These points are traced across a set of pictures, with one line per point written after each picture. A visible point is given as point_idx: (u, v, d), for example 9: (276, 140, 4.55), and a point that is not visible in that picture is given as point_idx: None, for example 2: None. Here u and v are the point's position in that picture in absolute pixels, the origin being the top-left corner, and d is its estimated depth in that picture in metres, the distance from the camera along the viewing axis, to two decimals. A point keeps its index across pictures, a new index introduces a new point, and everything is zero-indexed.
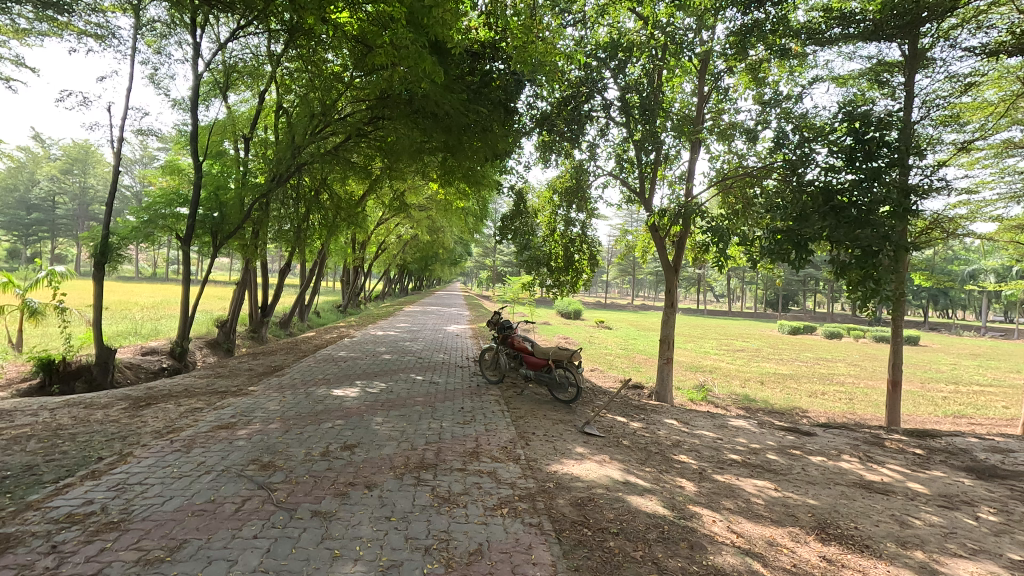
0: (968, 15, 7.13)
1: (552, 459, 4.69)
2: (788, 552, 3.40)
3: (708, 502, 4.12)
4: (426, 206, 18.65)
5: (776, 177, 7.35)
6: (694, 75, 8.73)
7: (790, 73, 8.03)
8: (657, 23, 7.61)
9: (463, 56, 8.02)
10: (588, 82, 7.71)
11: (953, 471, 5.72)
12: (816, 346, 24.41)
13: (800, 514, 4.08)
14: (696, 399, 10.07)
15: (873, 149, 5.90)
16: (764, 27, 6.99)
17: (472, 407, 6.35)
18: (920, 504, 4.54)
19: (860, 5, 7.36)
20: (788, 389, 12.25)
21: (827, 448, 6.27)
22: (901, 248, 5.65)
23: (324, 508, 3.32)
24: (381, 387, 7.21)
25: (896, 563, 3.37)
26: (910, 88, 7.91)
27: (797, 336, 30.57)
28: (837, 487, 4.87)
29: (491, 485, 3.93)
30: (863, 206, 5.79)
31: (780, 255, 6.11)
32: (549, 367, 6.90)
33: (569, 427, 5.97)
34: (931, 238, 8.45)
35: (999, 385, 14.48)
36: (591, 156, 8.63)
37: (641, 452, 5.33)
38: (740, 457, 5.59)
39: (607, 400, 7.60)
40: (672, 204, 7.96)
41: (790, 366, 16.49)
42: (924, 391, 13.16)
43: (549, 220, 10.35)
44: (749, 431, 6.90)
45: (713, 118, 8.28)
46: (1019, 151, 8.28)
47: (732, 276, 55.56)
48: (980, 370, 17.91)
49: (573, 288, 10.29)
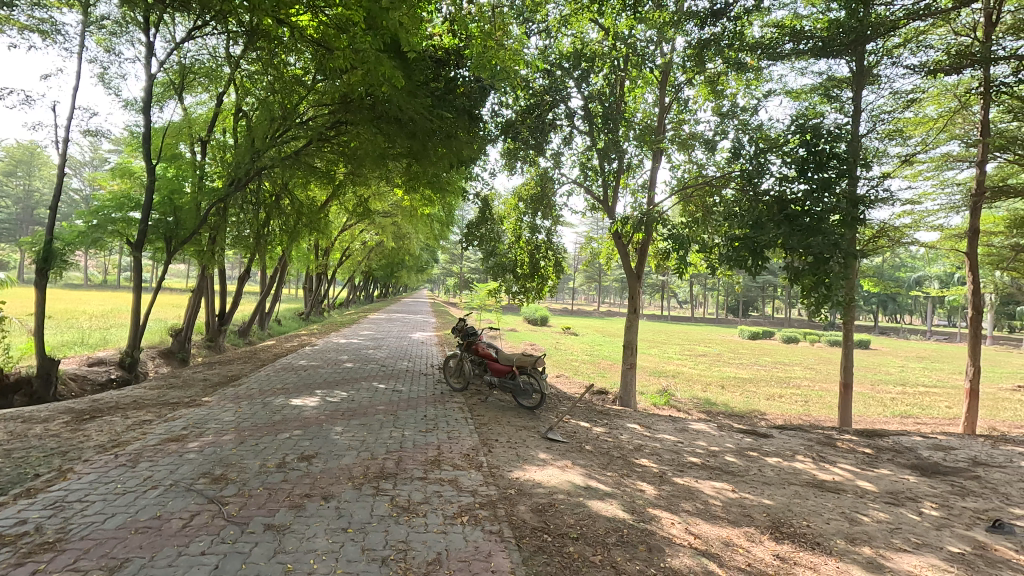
0: (910, 35, 7.56)
1: (515, 465, 4.68)
2: (743, 552, 3.48)
3: (667, 505, 4.18)
4: (389, 212, 18.37)
5: (734, 186, 7.63)
6: (656, 86, 8.96)
7: (747, 86, 8.34)
8: (618, 35, 7.81)
9: (427, 62, 7.98)
10: (552, 91, 7.86)
11: (899, 468, 5.98)
12: (775, 350, 25.25)
13: (756, 514, 4.19)
14: (659, 404, 10.25)
15: (824, 161, 6.17)
16: (721, 42, 7.29)
17: (435, 415, 6.29)
18: (869, 502, 4.72)
19: (811, 23, 7.76)
20: (747, 393, 12.58)
21: (783, 450, 6.48)
22: (852, 255, 5.89)
23: (278, 521, 3.23)
24: (342, 396, 7.07)
25: (846, 560, 3.51)
26: (857, 102, 8.31)
27: (755, 341, 31.57)
28: (791, 487, 5.02)
29: (452, 493, 3.90)
30: (815, 215, 6.04)
31: (738, 262, 6.30)
32: (514, 373, 6.86)
33: (532, 433, 5.97)
34: (878, 246, 8.87)
35: (944, 386, 15.24)
36: (556, 163, 8.75)
37: (603, 457, 5.38)
38: (700, 460, 5.70)
39: (570, 406, 7.63)
40: (635, 212, 8.13)
41: (749, 370, 16.98)
42: (876, 392, 13.74)
43: (515, 226, 10.45)
44: (708, 434, 7.05)
45: (674, 128, 8.57)
46: (958, 165, 8.83)
47: (694, 283, 56.93)
48: (925, 372, 18.83)
49: (539, 293, 10.44)
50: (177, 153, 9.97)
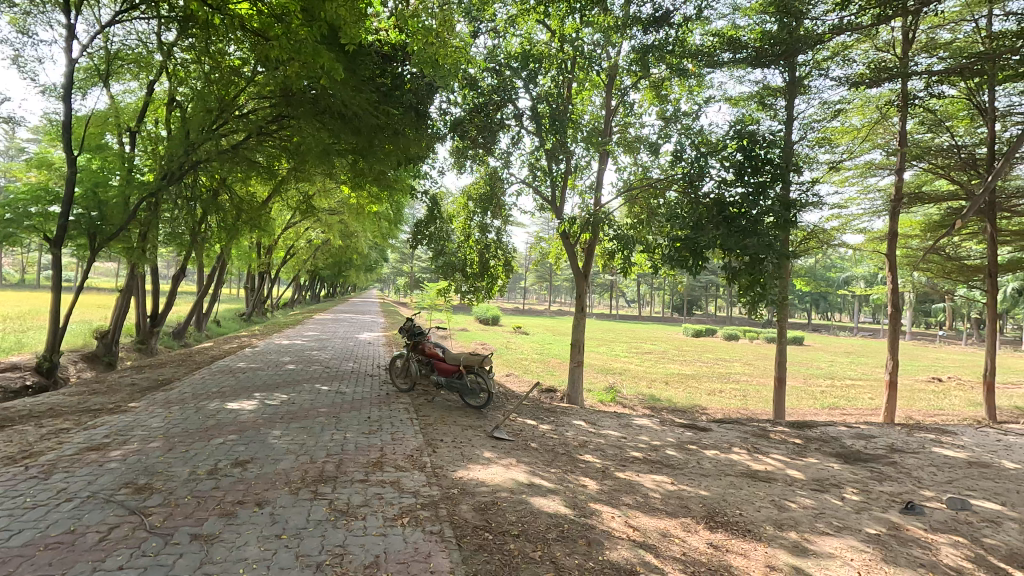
0: (837, 49, 8.04)
1: (459, 465, 4.66)
2: (679, 541, 3.60)
3: (608, 499, 4.28)
4: (336, 210, 17.91)
5: (677, 188, 7.88)
6: (602, 89, 9.14)
7: (689, 92, 8.63)
8: (565, 37, 7.92)
9: (373, 57, 7.83)
10: (500, 91, 7.88)
11: (825, 456, 6.34)
12: (717, 347, 26.28)
13: (692, 505, 4.34)
14: (606, 401, 10.46)
15: (759, 166, 6.46)
16: (664, 48, 7.52)
17: (379, 416, 6.18)
18: (797, 489, 4.99)
19: (749, 34, 8.11)
20: (690, 388, 13.03)
21: (720, 442, 6.74)
22: (785, 256, 6.20)
23: (207, 530, 3.09)
24: (282, 399, 6.83)
25: (773, 544, 3.69)
26: (790, 111, 8.75)
27: (699, 339, 32.76)
28: (726, 478, 5.24)
29: (394, 495, 3.84)
30: (752, 217, 6.33)
31: (679, 262, 6.51)
32: (461, 372, 6.83)
33: (478, 432, 5.96)
34: (809, 247, 9.38)
35: (869, 379, 16.29)
36: (505, 163, 8.77)
37: (548, 454, 5.44)
38: (642, 455, 5.85)
39: (517, 405, 7.67)
40: (583, 212, 8.26)
41: (692, 367, 17.58)
42: (807, 386, 14.53)
43: (464, 226, 10.38)
44: (651, 429, 7.25)
45: (620, 131, 8.77)
46: (880, 173, 9.45)
47: (642, 282, 58.45)
48: (853, 366, 20.06)
49: (488, 293, 10.45)
50: (103, 143, 9.36)
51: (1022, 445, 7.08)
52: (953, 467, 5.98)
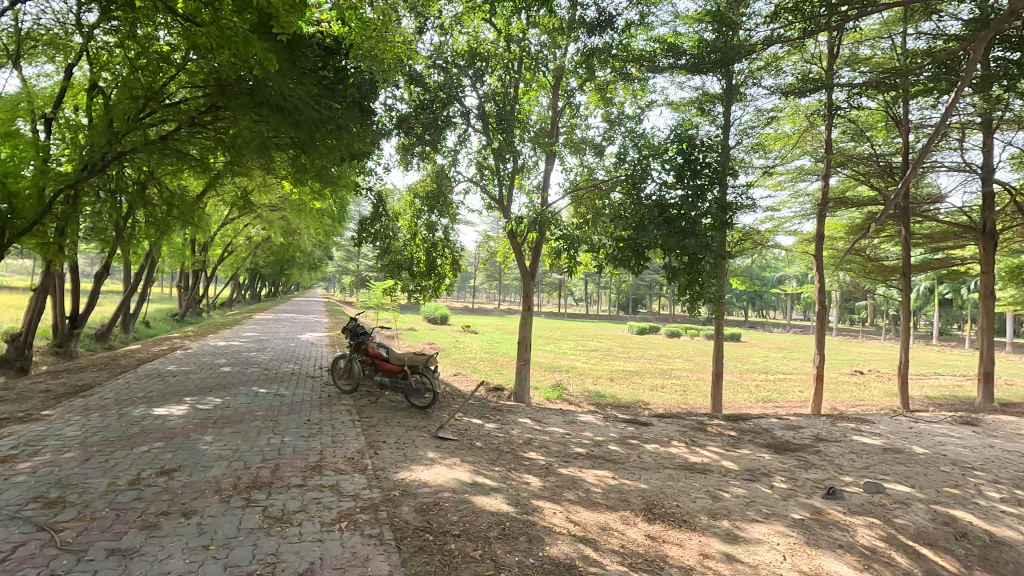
0: (769, 60, 8.46)
1: (401, 466, 4.59)
2: (618, 534, 3.69)
3: (551, 495, 4.33)
4: (276, 206, 17.26)
5: (620, 190, 8.06)
6: (549, 90, 9.23)
7: (633, 96, 8.85)
8: (512, 37, 7.93)
9: (315, 49, 7.58)
10: (446, 89, 7.81)
11: (757, 447, 6.66)
12: (660, 344, 27.13)
13: (631, 498, 4.46)
14: (552, 398, 10.59)
15: (699, 169, 6.69)
16: (608, 52, 7.68)
17: (319, 419, 6.00)
18: (730, 479, 5.22)
19: (689, 41, 8.40)
20: (633, 384, 13.39)
21: (660, 436, 6.96)
22: (721, 256, 6.46)
23: (126, 544, 2.91)
24: (215, 403, 6.52)
25: (706, 533, 3.84)
26: (727, 117, 9.13)
27: (643, 336, 33.73)
28: (665, 471, 5.41)
29: (332, 499, 3.74)
30: (691, 218, 6.56)
31: (623, 261, 6.68)
32: (405, 373, 6.75)
33: (422, 432, 5.90)
34: (745, 248, 9.82)
35: (799, 373, 17.25)
36: (452, 161, 8.70)
37: (493, 453, 5.45)
38: (585, 450, 5.96)
39: (463, 404, 7.64)
40: (529, 212, 8.32)
41: (636, 363, 18.07)
42: (743, 380, 15.23)
43: (411, 225, 10.16)
44: (595, 425, 7.40)
45: (566, 132, 8.88)
46: (809, 178, 9.99)
47: (589, 281, 59.54)
48: (785, 361, 21.16)
49: (436, 292, 10.35)
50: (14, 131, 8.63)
51: (930, 432, 7.69)
52: (870, 454, 6.42)
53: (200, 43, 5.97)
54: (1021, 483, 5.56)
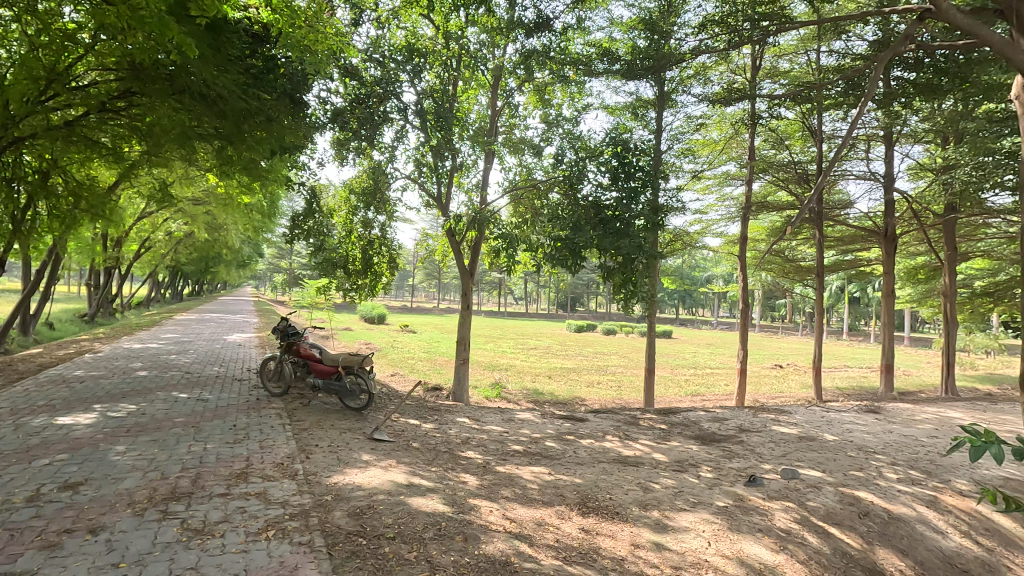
0: (698, 69, 8.86)
1: (334, 470, 4.46)
2: (553, 529, 3.75)
3: (488, 494, 4.34)
4: (200, 200, 16.28)
5: (558, 190, 8.19)
6: (488, 89, 9.24)
7: (571, 98, 9.01)
8: (450, 34, 7.87)
9: (242, 36, 7.20)
10: (383, 84, 7.64)
11: (686, 439, 6.97)
12: (597, 342, 27.82)
13: (567, 493, 4.55)
14: (491, 396, 10.62)
15: (632, 172, 6.90)
16: (547, 53, 7.77)
17: (246, 424, 5.72)
18: (661, 471, 5.43)
19: (625, 47, 8.65)
20: (571, 381, 13.67)
21: (595, 431, 7.14)
22: (653, 256, 6.71)
23: (22, 568, 2.66)
24: (129, 410, 6.07)
25: (637, 524, 3.98)
26: (659, 122, 9.48)
27: (581, 334, 34.49)
28: (599, 465, 5.56)
29: (259, 507, 3.57)
30: (625, 220, 6.76)
31: (560, 261, 6.80)
32: (339, 374, 6.56)
33: (356, 435, 5.75)
34: (675, 248, 10.24)
35: (725, 367, 18.20)
36: (389, 158, 8.53)
37: (430, 453, 5.40)
38: (522, 448, 6.02)
39: (400, 404, 7.51)
40: (468, 210, 8.30)
41: (574, 361, 18.44)
42: (674, 375, 15.89)
43: (346, 221, 9.90)
44: (532, 422, 7.49)
45: (505, 132, 8.93)
46: (733, 183, 10.55)
47: (528, 280, 60.13)
48: (712, 356, 22.26)
49: (372, 291, 10.12)
50: None
51: (839, 420, 8.33)
52: (786, 442, 6.87)
53: (109, 23, 5.53)
54: (915, 464, 6.14)
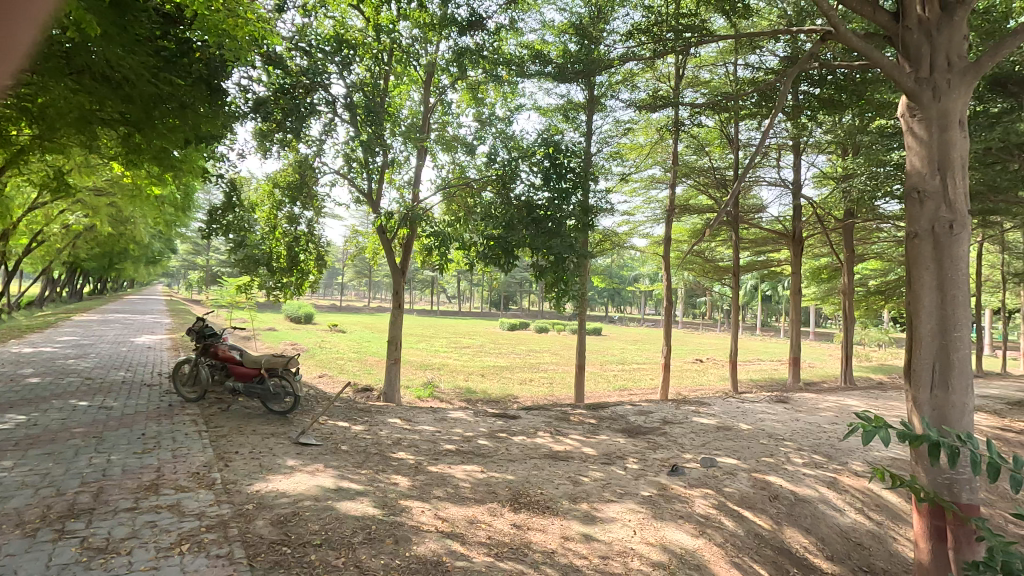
0: (625, 76, 9.19)
1: (256, 478, 4.25)
2: (485, 526, 3.77)
3: (420, 494, 4.30)
4: (102, 191, 14.95)
5: (491, 189, 8.22)
6: (420, 85, 9.12)
7: (504, 98, 9.07)
8: (381, 27, 7.69)
9: (152, 14, 6.69)
10: (310, 74, 7.35)
11: (614, 433, 7.22)
12: (529, 340, 28.19)
13: (499, 490, 4.59)
14: (423, 396, 10.51)
15: (563, 173, 7.04)
16: (480, 52, 7.77)
17: (157, 432, 5.33)
18: (590, 464, 5.60)
19: (556, 50, 8.82)
20: (503, 379, 13.78)
21: (527, 428, 7.24)
22: (584, 256, 6.90)
23: None
24: (18, 421, 5.49)
25: (567, 517, 4.09)
26: (589, 125, 9.74)
27: (513, 332, 34.78)
28: (531, 461, 5.64)
29: (171, 520, 3.35)
30: (556, 220, 6.89)
31: (493, 259, 6.82)
32: (262, 377, 6.26)
33: (281, 439, 5.51)
34: (604, 248, 10.56)
35: (650, 363, 18.99)
36: (316, 151, 8.22)
37: (359, 455, 5.26)
38: (455, 447, 6.00)
39: (328, 407, 7.26)
40: (399, 208, 8.15)
41: (506, 359, 18.58)
42: (603, 371, 16.40)
43: (269, 216, 9.45)
44: (465, 421, 7.48)
45: (438, 129, 8.85)
46: (659, 186, 11.02)
47: (461, 279, 59.91)
48: (639, 352, 23.16)
49: (298, 289, 9.72)
50: None
51: (752, 410, 8.92)
52: (706, 432, 7.27)
53: None
54: (817, 449, 6.68)
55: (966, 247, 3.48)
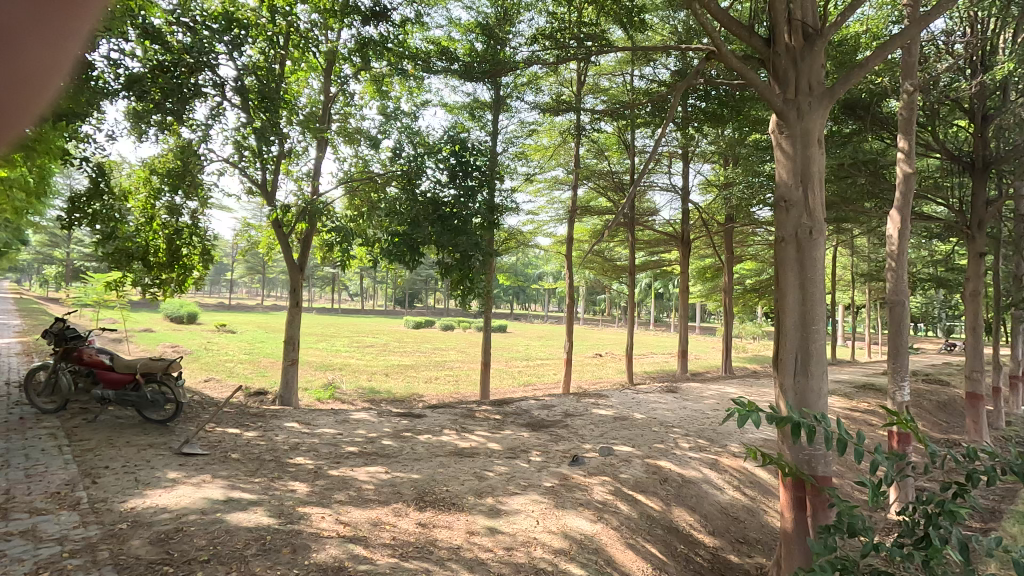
0: (530, 79, 9.40)
1: (131, 493, 3.86)
2: (390, 528, 3.72)
3: (320, 499, 4.14)
4: None
5: (396, 184, 8.05)
6: (320, 73, 8.70)
7: (409, 92, 8.91)
8: (276, 8, 7.23)
9: None
10: (195, 53, 6.74)
11: (518, 427, 7.38)
12: (435, 338, 27.94)
13: (404, 490, 4.53)
14: (323, 398, 10.08)
15: (469, 171, 7.05)
16: (385, 44, 7.55)
17: (4, 450, 4.65)
18: (495, 459, 5.69)
19: (462, 48, 8.84)
20: (408, 378, 13.56)
21: (433, 426, 7.19)
22: (489, 254, 6.99)
23: None
24: None
25: (473, 512, 4.13)
26: (495, 125, 9.84)
27: (419, 330, 34.28)
28: (436, 459, 5.62)
29: (25, 549, 2.95)
30: (462, 218, 6.89)
31: (397, 256, 6.69)
32: (137, 383, 5.70)
33: (160, 450, 5.04)
34: (510, 246, 10.74)
35: (554, 358, 19.60)
36: (202, 137, 7.57)
37: (252, 463, 4.95)
38: (357, 449, 5.83)
39: (216, 413, 6.74)
40: (297, 201, 7.74)
41: (412, 357, 18.29)
42: (508, 367, 16.68)
43: (146, 206, 8.55)
44: (368, 422, 7.28)
45: (339, 120, 8.51)
46: (562, 187, 11.39)
47: (364, 276, 57.96)
48: (543, 348, 23.81)
49: (180, 287, 8.90)
50: None
51: (646, 400, 9.52)
52: (604, 423, 7.65)
53: None
54: (701, 434, 7.29)
55: (822, 250, 3.97)
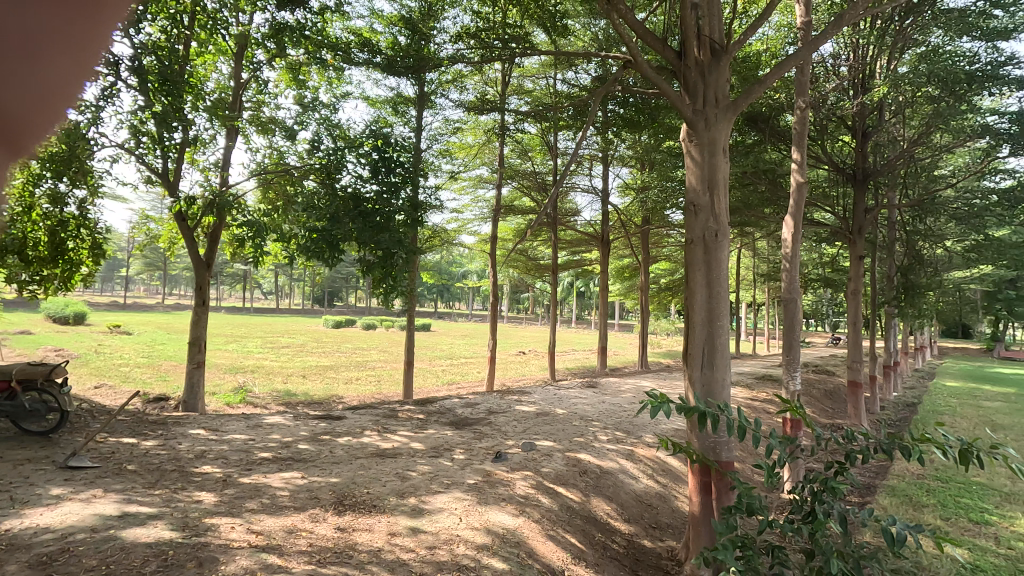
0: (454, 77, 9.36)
1: (5, 514, 3.46)
2: (306, 534, 3.59)
3: (229, 509, 3.92)
4: None
5: (314, 178, 7.73)
6: (230, 57, 8.18)
7: (328, 83, 8.58)
8: None
9: None
10: None
11: (442, 426, 7.34)
12: (356, 337, 27.10)
13: (322, 495, 4.38)
14: (233, 403, 9.50)
15: (392, 167, 6.92)
16: (302, 31, 7.22)
17: None
18: (418, 459, 5.63)
19: (385, 41, 8.64)
20: (327, 379, 13.07)
21: (353, 428, 6.99)
22: (412, 252, 6.89)
23: None
24: None
25: (394, 513, 4.07)
26: (418, 121, 9.70)
27: (338, 330, 33.11)
28: (356, 461, 5.48)
29: None
30: (384, 214, 6.74)
31: (315, 253, 6.45)
32: (11, 391, 5.11)
33: (41, 465, 4.54)
34: (433, 244, 10.64)
35: (478, 356, 19.64)
36: (92, 119, 6.88)
37: (151, 474, 4.58)
38: (271, 454, 5.55)
39: (108, 422, 6.16)
40: (204, 192, 7.23)
41: (330, 358, 17.64)
42: (432, 366, 16.53)
43: (22, 193, 7.64)
44: (283, 426, 6.95)
45: (252, 108, 8.05)
46: (486, 186, 11.44)
47: (279, 274, 55.11)
48: (467, 347, 23.77)
49: (64, 284, 8.04)
50: None
51: (567, 396, 9.79)
52: (526, 419, 7.79)
53: None
54: (618, 427, 7.61)
55: (727, 252, 4.26)
